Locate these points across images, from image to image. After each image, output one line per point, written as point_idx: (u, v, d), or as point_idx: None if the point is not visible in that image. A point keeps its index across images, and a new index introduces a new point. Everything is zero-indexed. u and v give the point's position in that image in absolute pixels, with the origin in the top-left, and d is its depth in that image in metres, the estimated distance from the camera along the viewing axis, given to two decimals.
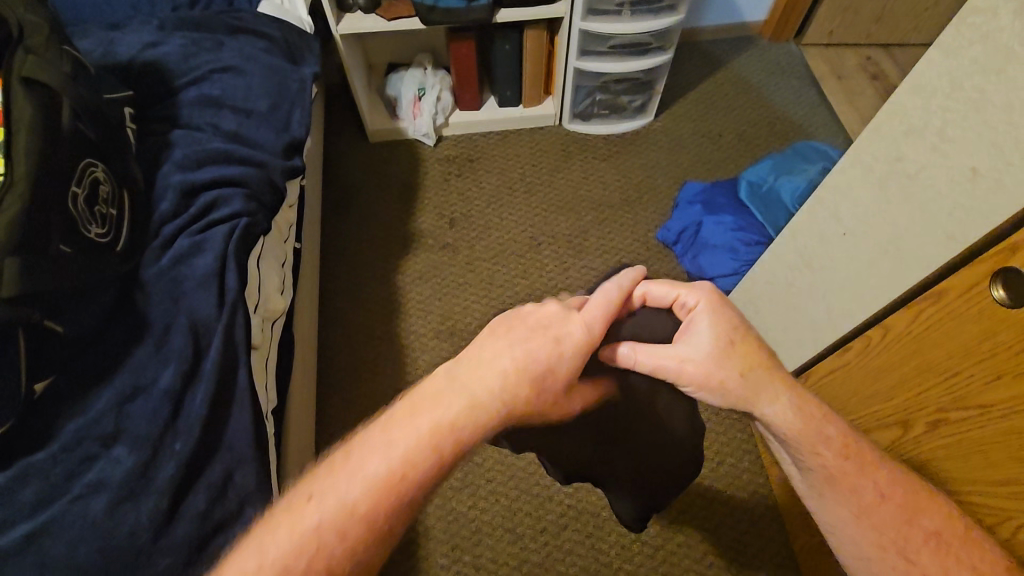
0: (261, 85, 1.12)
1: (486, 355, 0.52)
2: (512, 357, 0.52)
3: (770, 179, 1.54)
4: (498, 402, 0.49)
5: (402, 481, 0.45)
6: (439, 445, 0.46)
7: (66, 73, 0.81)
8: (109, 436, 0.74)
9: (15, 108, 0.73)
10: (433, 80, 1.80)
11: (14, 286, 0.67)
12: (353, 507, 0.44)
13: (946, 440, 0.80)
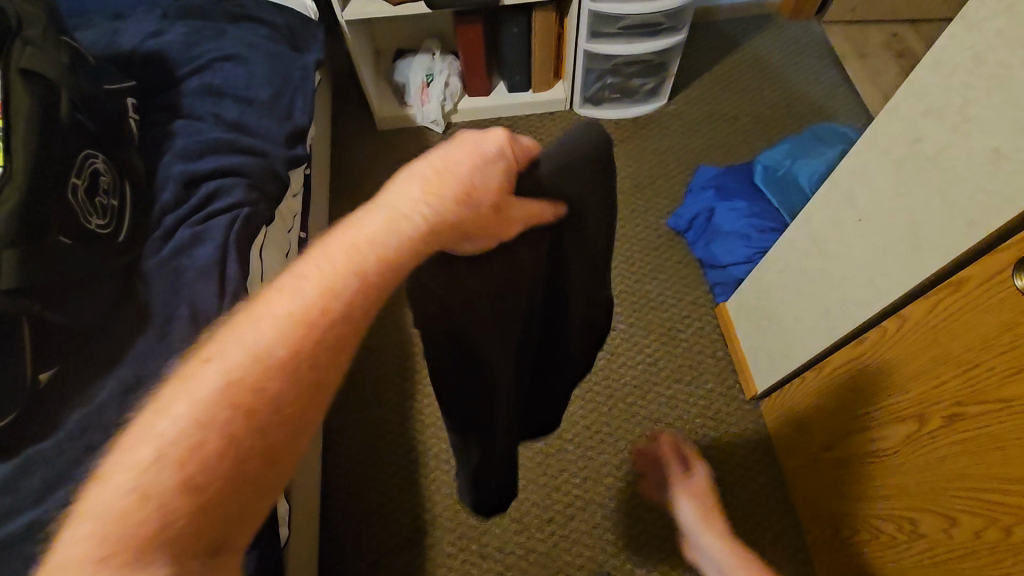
0: (263, 73, 1.11)
1: (393, 189, 0.47)
2: (419, 176, 0.46)
3: (786, 163, 1.49)
4: (409, 220, 0.45)
5: (315, 312, 0.42)
6: (346, 274, 0.44)
7: (64, 63, 0.81)
8: (111, 425, 0.75)
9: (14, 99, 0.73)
10: (441, 66, 1.77)
11: None
12: (254, 355, 0.41)
13: (965, 434, 0.77)
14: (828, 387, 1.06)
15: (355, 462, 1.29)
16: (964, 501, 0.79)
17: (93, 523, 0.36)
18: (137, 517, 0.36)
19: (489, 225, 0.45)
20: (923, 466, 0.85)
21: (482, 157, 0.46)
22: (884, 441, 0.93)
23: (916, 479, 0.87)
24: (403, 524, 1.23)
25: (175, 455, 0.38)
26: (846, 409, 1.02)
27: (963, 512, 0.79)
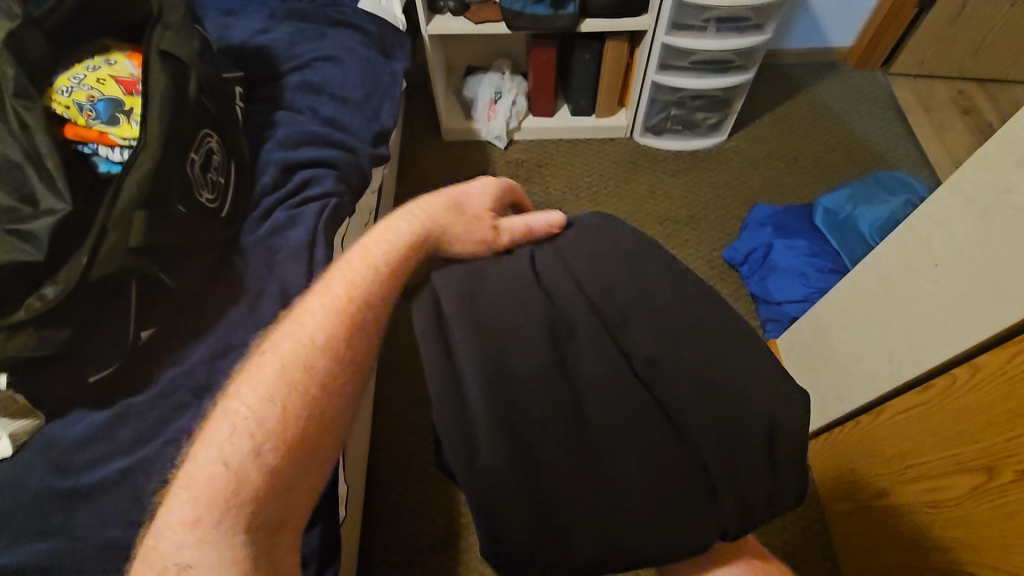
0: (357, 76, 1.18)
1: (416, 209, 0.64)
2: (437, 203, 0.65)
3: (847, 208, 1.48)
4: (412, 227, 0.61)
5: (349, 299, 0.53)
6: (374, 267, 0.56)
7: (196, 49, 0.87)
8: (200, 387, 0.79)
9: (153, 78, 0.80)
10: (510, 85, 1.84)
11: (144, 236, 0.73)
12: (315, 345, 0.50)
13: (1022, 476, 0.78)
14: (883, 432, 1.05)
15: (397, 459, 1.31)
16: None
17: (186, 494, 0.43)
18: (215, 489, 0.43)
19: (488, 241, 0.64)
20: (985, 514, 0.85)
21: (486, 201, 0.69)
22: (946, 492, 0.92)
23: (980, 529, 0.86)
24: (437, 523, 1.24)
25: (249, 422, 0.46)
26: (903, 455, 1.01)
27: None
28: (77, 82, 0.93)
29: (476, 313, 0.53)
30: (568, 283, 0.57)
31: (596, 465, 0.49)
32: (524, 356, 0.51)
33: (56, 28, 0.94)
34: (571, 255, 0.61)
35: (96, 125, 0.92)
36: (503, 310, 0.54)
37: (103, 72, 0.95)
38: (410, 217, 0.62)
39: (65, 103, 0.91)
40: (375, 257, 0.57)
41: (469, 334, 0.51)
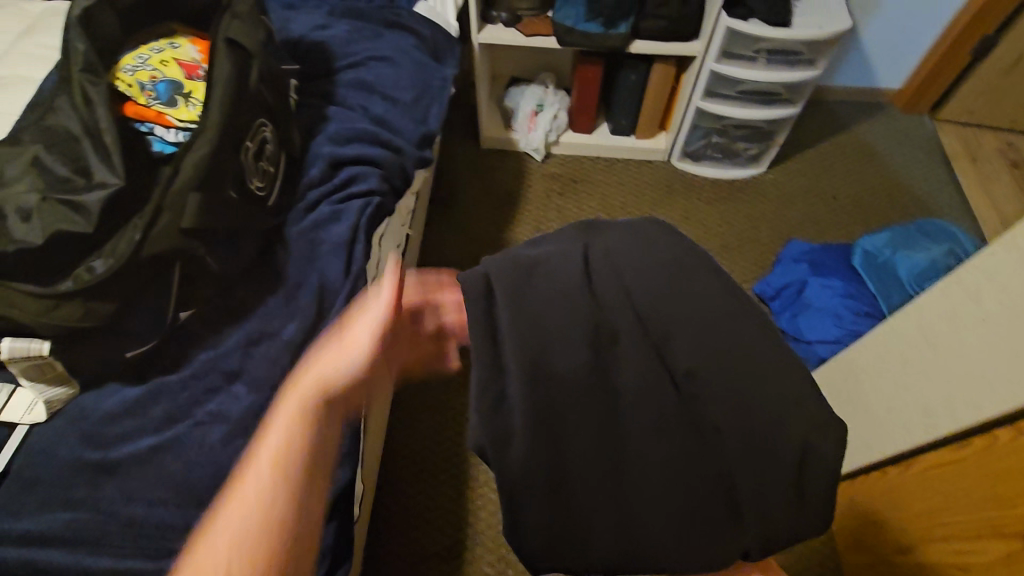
0: (409, 78, 1.19)
1: (318, 349, 0.62)
2: (330, 335, 0.62)
3: (886, 252, 1.44)
4: (303, 379, 0.59)
5: (278, 455, 0.55)
6: (292, 422, 0.57)
7: (261, 39, 0.89)
8: (232, 373, 0.80)
9: (218, 64, 0.81)
10: (552, 99, 1.84)
11: (196, 218, 0.74)
12: (264, 490, 0.54)
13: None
14: (912, 486, 1.03)
15: (410, 464, 1.30)
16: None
17: None
18: None
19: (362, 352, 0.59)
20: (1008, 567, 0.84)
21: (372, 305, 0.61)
22: (976, 555, 0.90)
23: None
24: (444, 531, 1.22)
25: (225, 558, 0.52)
26: (933, 512, 0.99)
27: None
28: (142, 62, 0.95)
29: (523, 306, 0.60)
30: (617, 287, 0.63)
31: (618, 459, 0.58)
32: (570, 355, 0.58)
33: (127, 9, 0.96)
34: (627, 260, 0.65)
35: (156, 105, 0.95)
36: (555, 302, 0.60)
37: (167, 54, 0.98)
38: (310, 366, 0.60)
39: (130, 81, 0.94)
40: (287, 410, 0.57)
41: (514, 326, 0.58)
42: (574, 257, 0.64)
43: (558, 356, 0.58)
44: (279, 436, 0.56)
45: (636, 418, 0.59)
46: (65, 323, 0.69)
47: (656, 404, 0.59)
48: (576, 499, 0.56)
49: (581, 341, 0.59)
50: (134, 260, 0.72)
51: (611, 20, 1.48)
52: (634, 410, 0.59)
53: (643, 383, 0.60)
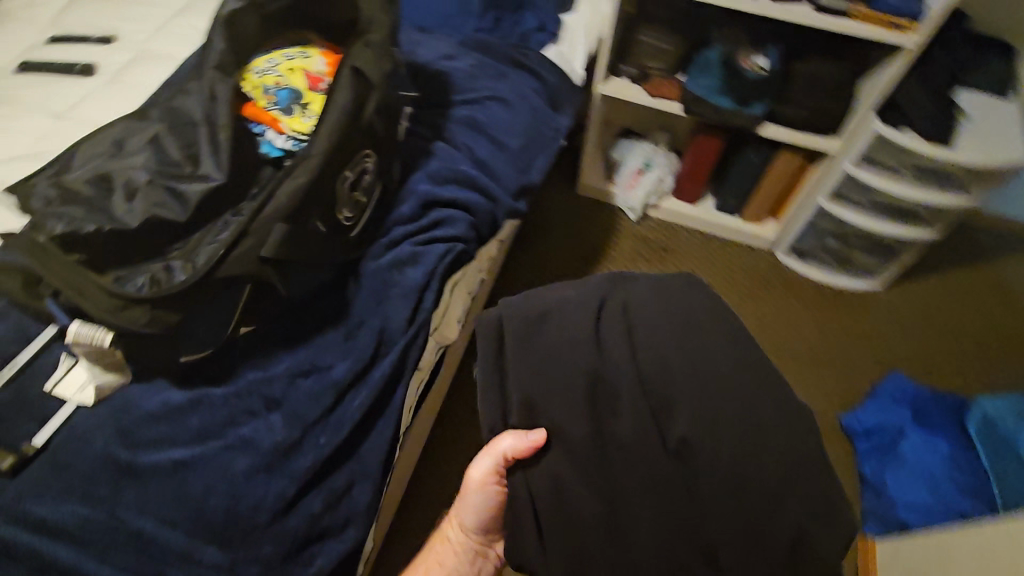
0: (522, 125, 1.15)
1: (470, 482, 0.81)
2: (474, 478, 0.78)
3: (1014, 423, 1.25)
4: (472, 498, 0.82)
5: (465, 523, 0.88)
6: (470, 514, 0.86)
7: (387, 70, 0.87)
8: (273, 400, 0.78)
9: (337, 93, 0.80)
10: (662, 161, 1.74)
11: (274, 249, 0.71)
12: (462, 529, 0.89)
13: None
14: None
15: None
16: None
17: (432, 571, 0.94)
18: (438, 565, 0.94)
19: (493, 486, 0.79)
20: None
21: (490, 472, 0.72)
22: None
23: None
24: None
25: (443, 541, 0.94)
26: None
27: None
28: (271, 66, 0.98)
29: (528, 361, 0.69)
30: (623, 348, 0.67)
31: (610, 504, 0.64)
32: (563, 407, 0.66)
33: (271, 13, 0.98)
34: (639, 317, 0.68)
35: (273, 110, 0.96)
36: (560, 354, 0.68)
37: (296, 62, 0.99)
38: (471, 490, 0.81)
39: (257, 83, 0.96)
40: (466, 503, 0.84)
41: (520, 365, 0.69)
42: (588, 316, 0.70)
43: (553, 405, 0.67)
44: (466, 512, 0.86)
45: (626, 472, 0.64)
46: (122, 324, 0.67)
47: (645, 464, 0.63)
48: (573, 523, 0.64)
49: (576, 395, 0.66)
50: (205, 280, 0.69)
51: (745, 99, 1.38)
52: (623, 465, 0.64)
53: (632, 444, 0.64)
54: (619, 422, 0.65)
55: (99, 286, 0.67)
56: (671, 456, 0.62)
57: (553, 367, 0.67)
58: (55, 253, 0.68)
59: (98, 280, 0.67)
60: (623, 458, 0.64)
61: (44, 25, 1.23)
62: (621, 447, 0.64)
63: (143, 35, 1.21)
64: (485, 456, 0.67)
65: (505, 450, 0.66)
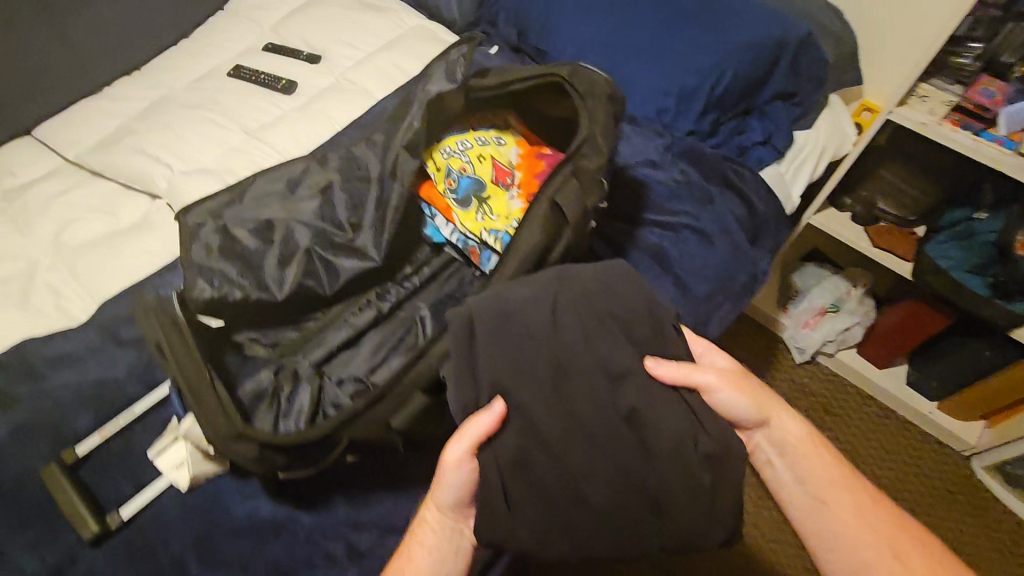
0: (715, 267, 0.97)
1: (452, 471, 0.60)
2: (452, 456, 0.59)
3: None
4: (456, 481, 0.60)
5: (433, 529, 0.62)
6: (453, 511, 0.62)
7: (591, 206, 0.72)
8: (356, 551, 0.69)
9: (524, 234, 0.70)
10: (854, 308, 1.45)
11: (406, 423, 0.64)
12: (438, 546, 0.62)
13: (894, 545, 0.60)
14: None
15: None
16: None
17: None
18: None
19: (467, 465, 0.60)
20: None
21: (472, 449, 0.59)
22: None
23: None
24: None
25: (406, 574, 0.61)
26: None
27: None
28: (461, 148, 0.87)
29: (494, 355, 0.62)
30: (580, 319, 0.64)
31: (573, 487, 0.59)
32: (527, 389, 0.60)
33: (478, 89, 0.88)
34: (588, 300, 0.65)
35: (449, 198, 0.86)
36: (518, 332, 0.63)
37: (487, 150, 0.87)
38: (457, 479, 0.60)
39: (440, 166, 0.86)
40: (449, 496, 0.61)
41: (488, 347, 0.62)
42: (546, 296, 0.65)
43: (511, 376, 0.61)
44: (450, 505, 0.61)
45: (579, 443, 0.59)
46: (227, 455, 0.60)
47: (604, 436, 0.59)
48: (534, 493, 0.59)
49: (537, 366, 0.61)
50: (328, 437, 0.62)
51: (1006, 292, 1.07)
52: (578, 435, 0.59)
53: (588, 421, 0.60)
54: (574, 394, 0.61)
55: (215, 400, 0.61)
56: (626, 426, 0.60)
57: (512, 335, 0.63)
58: (190, 347, 0.65)
59: (219, 392, 0.62)
60: (580, 433, 0.59)
61: (264, 30, 1.23)
62: (572, 414, 0.60)
63: (349, 62, 1.17)
64: (458, 441, 0.59)
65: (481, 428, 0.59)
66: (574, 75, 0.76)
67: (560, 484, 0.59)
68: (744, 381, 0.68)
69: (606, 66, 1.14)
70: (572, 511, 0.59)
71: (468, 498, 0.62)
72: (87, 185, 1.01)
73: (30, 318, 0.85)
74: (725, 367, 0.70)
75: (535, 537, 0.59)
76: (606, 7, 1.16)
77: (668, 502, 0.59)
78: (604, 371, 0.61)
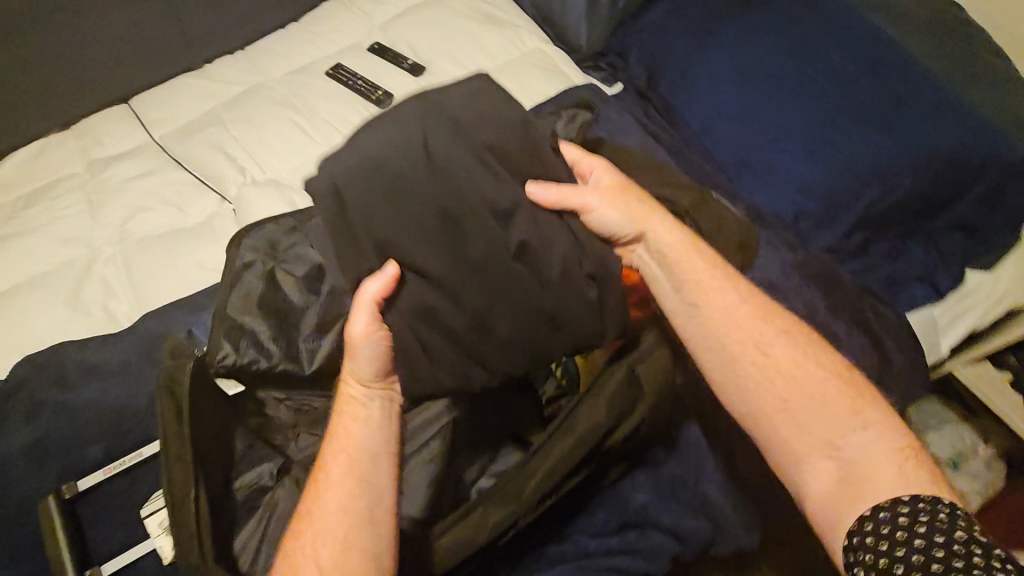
0: None
1: (364, 346, 0.58)
2: (359, 330, 0.57)
3: None
4: (371, 356, 0.58)
5: (358, 411, 0.59)
6: (375, 388, 0.59)
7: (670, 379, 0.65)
8: None
9: (586, 410, 0.62)
10: (980, 472, 1.16)
11: None
12: (374, 430, 0.58)
13: (759, 340, 0.64)
14: None
15: None
16: (815, 480, 0.60)
17: (341, 513, 0.54)
18: (360, 509, 0.54)
19: (377, 333, 0.57)
20: (838, 401, 0.61)
21: (377, 317, 0.57)
22: None
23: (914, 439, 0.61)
24: None
25: (345, 458, 0.56)
26: None
27: (885, 540, 0.53)
28: None
29: (372, 206, 0.56)
30: (451, 144, 0.57)
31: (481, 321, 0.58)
32: (407, 230, 0.56)
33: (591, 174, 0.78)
34: (456, 133, 0.58)
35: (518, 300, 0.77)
36: (389, 176, 0.56)
37: None
38: (368, 351, 0.58)
39: None
40: (367, 371, 0.58)
41: (360, 195, 0.56)
42: (412, 127, 0.58)
43: (381, 216, 0.56)
44: (371, 382, 0.59)
45: (461, 268, 0.57)
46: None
47: (496, 274, 0.57)
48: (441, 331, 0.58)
49: (412, 203, 0.56)
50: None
51: None
52: (453, 255, 0.57)
53: (482, 264, 0.57)
54: (468, 235, 0.57)
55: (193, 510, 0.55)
56: (518, 262, 0.58)
57: (382, 177, 0.56)
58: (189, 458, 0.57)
59: (200, 497, 0.56)
60: (468, 265, 0.57)
61: (372, 26, 1.13)
62: (457, 243, 0.57)
63: (450, 81, 1.05)
64: (360, 310, 0.56)
65: (372, 295, 0.56)
66: (700, 204, 0.76)
67: (472, 325, 0.58)
68: (620, 202, 0.65)
69: (743, 145, 0.95)
70: (480, 344, 0.59)
71: (388, 364, 0.59)
72: (161, 172, 0.97)
73: (76, 315, 0.83)
74: (608, 184, 0.67)
75: (453, 373, 0.59)
76: (762, 71, 0.95)
77: (568, 317, 0.60)
78: (489, 210, 0.57)
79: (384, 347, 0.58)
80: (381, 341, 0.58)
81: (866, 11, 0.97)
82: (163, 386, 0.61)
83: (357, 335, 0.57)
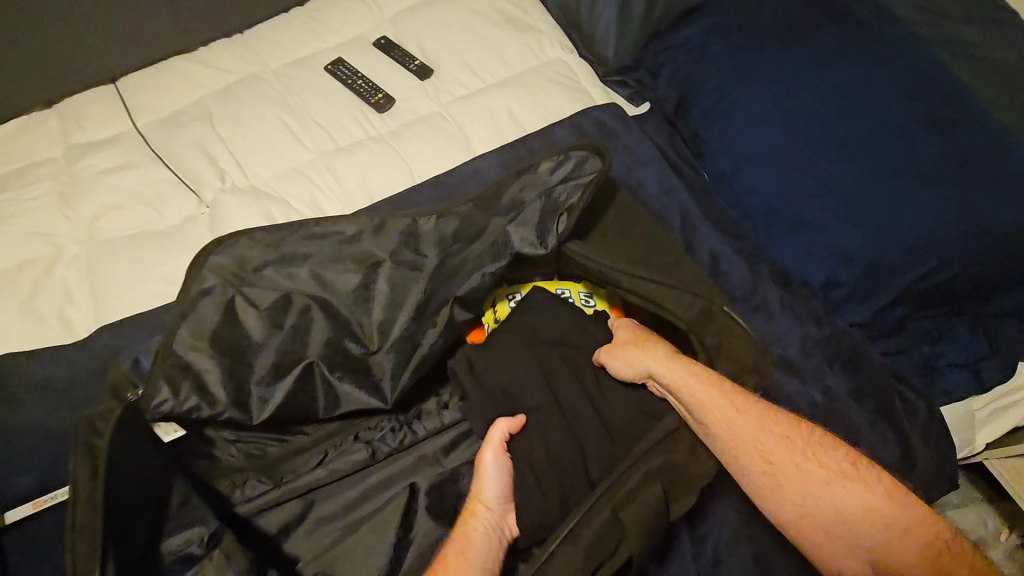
0: None
1: (490, 469, 0.65)
2: (489, 458, 0.66)
3: None
4: (496, 482, 0.65)
5: (478, 530, 0.62)
6: (492, 511, 0.63)
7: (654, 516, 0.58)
8: None
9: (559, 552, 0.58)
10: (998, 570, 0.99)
11: None
12: (488, 549, 0.61)
13: (770, 456, 0.64)
14: None
15: None
16: None
17: None
18: None
19: (503, 459, 0.66)
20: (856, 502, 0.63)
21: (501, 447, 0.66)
22: None
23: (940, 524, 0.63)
24: None
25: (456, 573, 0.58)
26: None
27: None
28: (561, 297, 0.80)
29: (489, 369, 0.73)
30: (561, 333, 0.76)
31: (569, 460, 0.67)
32: (525, 385, 0.72)
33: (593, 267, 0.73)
34: (552, 324, 0.76)
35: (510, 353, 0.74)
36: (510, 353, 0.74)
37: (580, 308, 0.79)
38: (493, 477, 0.65)
39: (497, 313, 0.79)
40: (491, 494, 0.64)
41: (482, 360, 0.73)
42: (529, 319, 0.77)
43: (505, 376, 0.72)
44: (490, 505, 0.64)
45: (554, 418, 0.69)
46: None
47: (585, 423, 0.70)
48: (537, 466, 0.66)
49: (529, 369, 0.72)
50: None
51: None
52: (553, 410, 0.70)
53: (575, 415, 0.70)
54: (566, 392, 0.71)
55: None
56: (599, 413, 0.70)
57: (505, 351, 0.74)
58: (100, 529, 0.51)
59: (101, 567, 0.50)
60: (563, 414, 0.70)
61: (382, 18, 1.04)
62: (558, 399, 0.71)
63: (459, 89, 0.95)
64: (490, 440, 0.66)
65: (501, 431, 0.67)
66: (709, 318, 0.70)
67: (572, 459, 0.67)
68: (643, 345, 0.70)
69: (776, 195, 0.84)
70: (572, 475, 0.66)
71: (509, 490, 0.65)
72: (139, 166, 0.90)
73: (31, 322, 0.77)
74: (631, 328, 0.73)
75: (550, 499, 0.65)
76: (809, 110, 0.83)
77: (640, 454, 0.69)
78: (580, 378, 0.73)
79: (506, 474, 0.66)
80: (505, 469, 0.66)
81: (938, 51, 0.83)
82: (81, 437, 0.55)
83: (487, 459, 0.66)
